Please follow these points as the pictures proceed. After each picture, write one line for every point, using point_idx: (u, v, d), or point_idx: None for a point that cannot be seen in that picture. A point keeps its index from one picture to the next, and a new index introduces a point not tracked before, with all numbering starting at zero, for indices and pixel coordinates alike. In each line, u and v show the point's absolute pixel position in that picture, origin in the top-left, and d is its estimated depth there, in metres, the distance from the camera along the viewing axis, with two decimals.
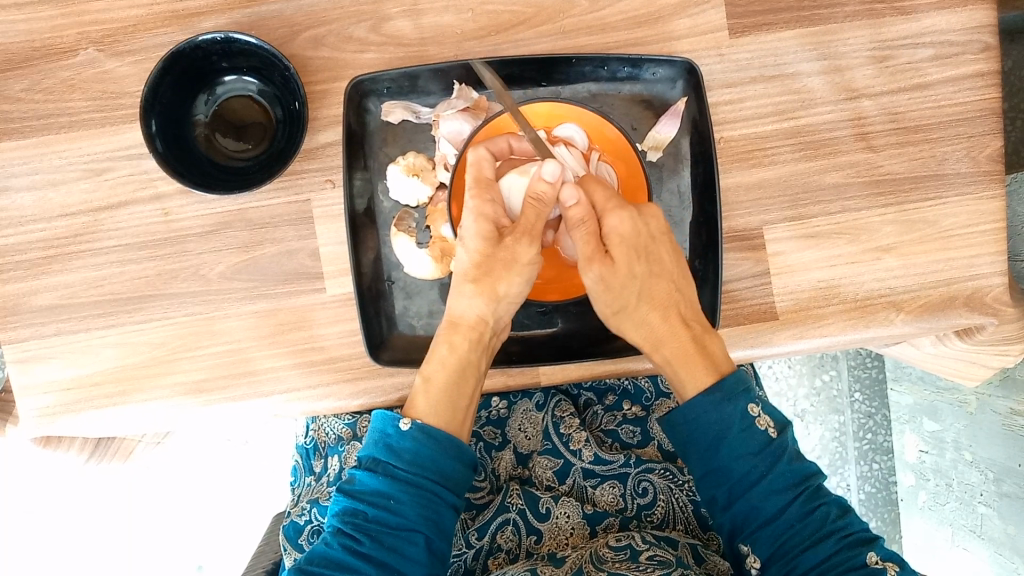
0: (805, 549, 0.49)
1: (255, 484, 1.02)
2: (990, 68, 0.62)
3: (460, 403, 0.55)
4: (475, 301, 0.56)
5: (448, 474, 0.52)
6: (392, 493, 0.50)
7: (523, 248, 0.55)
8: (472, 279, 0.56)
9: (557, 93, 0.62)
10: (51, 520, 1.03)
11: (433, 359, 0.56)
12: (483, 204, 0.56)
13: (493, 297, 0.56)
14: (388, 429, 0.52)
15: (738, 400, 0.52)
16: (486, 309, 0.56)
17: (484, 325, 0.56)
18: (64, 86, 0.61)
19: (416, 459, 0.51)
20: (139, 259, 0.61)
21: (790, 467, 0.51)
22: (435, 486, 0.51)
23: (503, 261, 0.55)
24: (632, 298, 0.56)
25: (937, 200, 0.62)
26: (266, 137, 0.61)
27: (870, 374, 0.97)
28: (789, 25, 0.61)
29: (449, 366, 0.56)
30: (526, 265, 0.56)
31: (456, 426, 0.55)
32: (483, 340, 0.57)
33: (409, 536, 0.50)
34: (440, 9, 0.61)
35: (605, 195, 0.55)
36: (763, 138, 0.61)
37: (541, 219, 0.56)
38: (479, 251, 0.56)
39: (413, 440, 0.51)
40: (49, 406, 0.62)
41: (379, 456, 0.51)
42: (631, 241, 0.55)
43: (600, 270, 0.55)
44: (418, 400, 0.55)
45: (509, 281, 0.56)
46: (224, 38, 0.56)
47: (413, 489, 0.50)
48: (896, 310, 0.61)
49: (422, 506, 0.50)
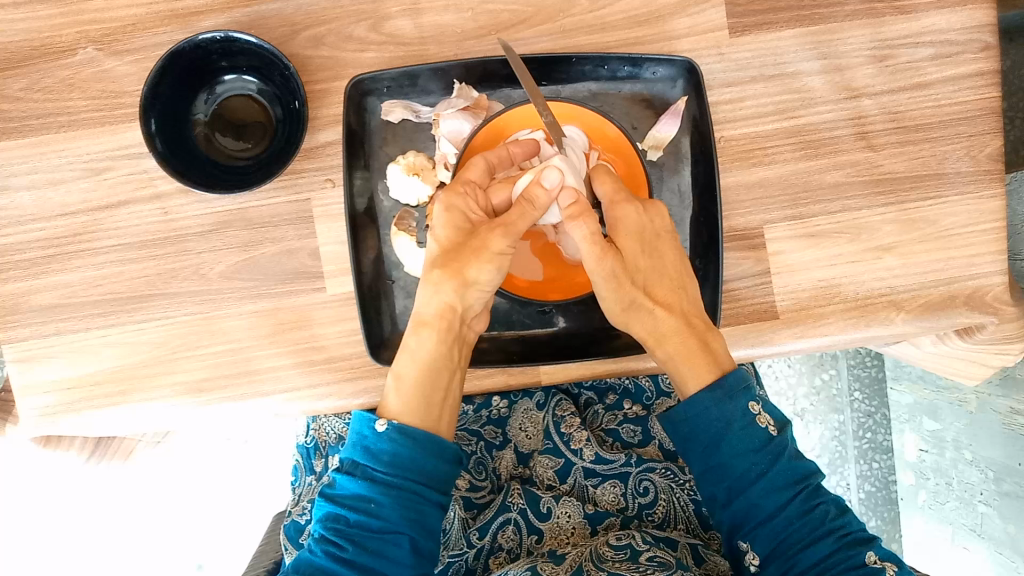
0: (805, 546, 0.49)
1: (256, 483, 1.02)
2: (989, 67, 0.62)
3: (434, 397, 0.54)
4: (443, 289, 0.54)
5: (429, 472, 0.50)
6: (372, 497, 0.49)
7: (497, 238, 0.54)
8: (440, 266, 0.55)
9: (557, 92, 0.62)
10: (48, 521, 1.02)
11: (404, 354, 0.55)
12: (454, 196, 0.56)
13: (462, 283, 0.54)
14: (366, 431, 0.51)
15: (740, 398, 0.51)
16: (455, 296, 0.54)
17: (453, 313, 0.55)
18: (64, 86, 0.61)
19: (395, 460, 0.50)
20: (139, 259, 0.61)
21: (791, 464, 0.51)
22: (417, 486, 0.50)
23: (474, 248, 0.54)
24: (639, 293, 0.56)
25: (937, 199, 0.62)
26: (266, 136, 0.61)
27: (869, 373, 0.97)
28: (789, 24, 0.61)
29: (419, 361, 0.54)
30: (497, 254, 0.54)
31: (432, 420, 0.53)
32: (452, 330, 0.55)
33: (394, 539, 0.49)
34: (440, 8, 0.61)
35: (614, 188, 0.56)
36: (764, 137, 0.61)
37: (527, 220, 0.55)
38: (450, 239, 0.56)
39: (391, 442, 0.50)
40: (48, 405, 0.62)
41: (358, 459, 0.51)
42: (637, 232, 0.55)
43: (612, 264, 0.54)
44: (392, 400, 0.53)
45: (479, 267, 0.54)
46: (224, 37, 0.55)
47: (394, 491, 0.49)
48: (897, 309, 0.61)
49: (405, 507, 0.49)
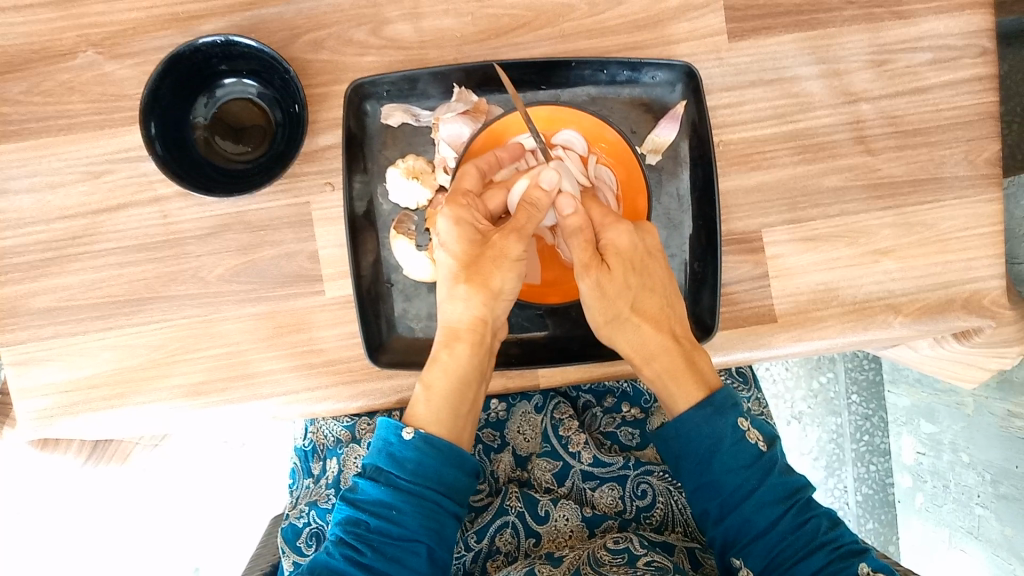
0: (798, 561, 0.49)
1: (254, 485, 1.02)
2: (987, 72, 0.62)
3: (462, 408, 0.54)
4: (472, 301, 0.55)
5: (450, 483, 0.51)
6: (394, 504, 0.49)
7: (513, 245, 0.54)
8: (464, 280, 0.55)
9: (556, 96, 0.62)
10: (46, 523, 1.02)
11: (435, 367, 0.55)
12: (460, 209, 0.56)
13: (490, 294, 0.55)
14: (391, 438, 0.51)
15: (729, 414, 0.52)
16: (485, 309, 0.55)
17: (484, 326, 0.56)
18: (64, 89, 0.61)
19: (420, 470, 0.50)
20: (138, 262, 0.61)
21: (781, 480, 0.51)
22: (438, 496, 0.50)
23: (494, 257, 0.55)
24: (624, 308, 0.56)
25: (935, 203, 0.62)
26: (266, 139, 0.61)
27: (866, 375, 1.00)
28: (788, 29, 0.61)
29: (450, 372, 0.55)
30: (515, 261, 0.55)
31: (458, 431, 0.54)
32: (482, 342, 0.56)
33: (412, 547, 0.49)
34: (441, 12, 0.61)
35: (603, 213, 0.56)
36: (763, 141, 0.61)
37: (534, 223, 0.55)
38: (466, 251, 0.55)
39: (416, 450, 0.50)
40: (46, 408, 0.62)
41: (382, 465, 0.51)
42: (627, 257, 0.55)
43: (596, 278, 0.55)
44: (420, 409, 0.54)
45: (502, 276, 0.55)
46: (224, 41, 0.56)
47: (415, 499, 0.49)
48: (894, 312, 0.61)
49: (425, 516, 0.49)
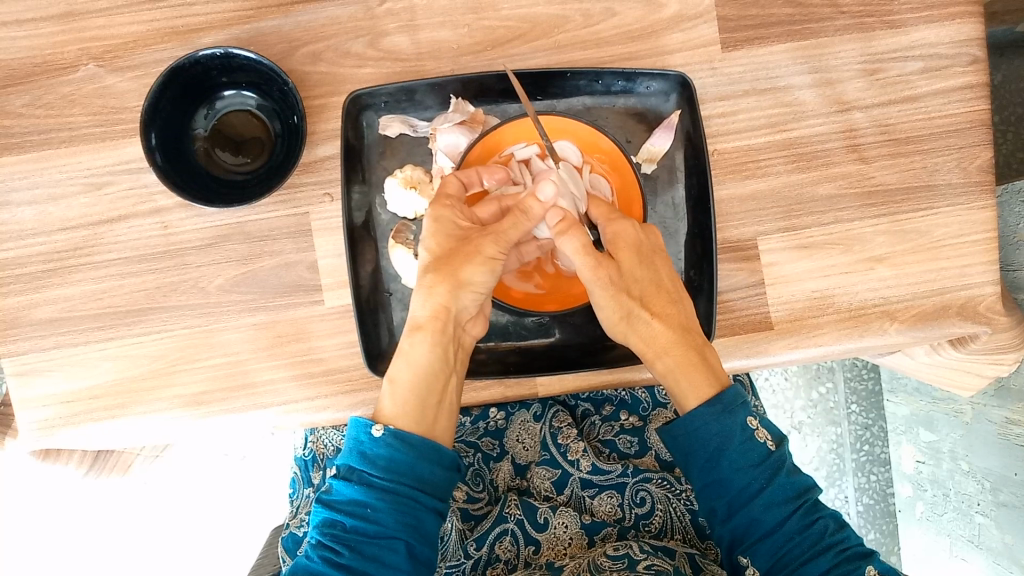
0: (806, 561, 0.48)
1: (255, 495, 1.02)
2: (978, 80, 0.63)
3: (429, 400, 0.53)
4: (436, 290, 0.54)
5: (426, 478, 0.50)
6: (368, 502, 0.48)
7: (489, 243, 0.54)
8: (432, 271, 0.55)
9: (552, 106, 0.63)
10: (45, 533, 1.02)
11: (400, 360, 0.55)
12: (442, 208, 0.56)
13: (455, 284, 0.54)
14: (362, 436, 0.50)
15: (738, 413, 0.52)
16: (448, 298, 0.54)
17: (447, 314, 0.54)
18: (65, 101, 0.62)
19: (392, 466, 0.49)
20: (138, 273, 0.62)
21: (790, 479, 0.50)
22: (414, 492, 0.49)
23: (467, 252, 0.54)
24: (636, 303, 0.56)
25: (928, 210, 0.63)
26: (264, 151, 0.62)
27: (865, 385, 1.00)
28: (779, 39, 0.62)
29: (415, 365, 0.54)
30: (490, 258, 0.55)
31: (426, 424, 0.52)
32: (446, 331, 0.55)
33: (390, 544, 0.48)
34: (436, 25, 0.62)
35: (607, 208, 0.58)
36: (757, 150, 0.62)
37: (519, 232, 0.56)
38: (440, 246, 0.55)
39: (387, 447, 0.49)
40: (47, 419, 0.62)
41: (354, 464, 0.49)
42: (633, 246, 0.56)
43: (607, 276, 0.55)
44: (386, 404, 0.53)
45: (472, 267, 0.54)
46: (223, 54, 0.56)
47: (390, 496, 0.48)
48: (890, 319, 0.61)
49: (401, 512, 0.48)
